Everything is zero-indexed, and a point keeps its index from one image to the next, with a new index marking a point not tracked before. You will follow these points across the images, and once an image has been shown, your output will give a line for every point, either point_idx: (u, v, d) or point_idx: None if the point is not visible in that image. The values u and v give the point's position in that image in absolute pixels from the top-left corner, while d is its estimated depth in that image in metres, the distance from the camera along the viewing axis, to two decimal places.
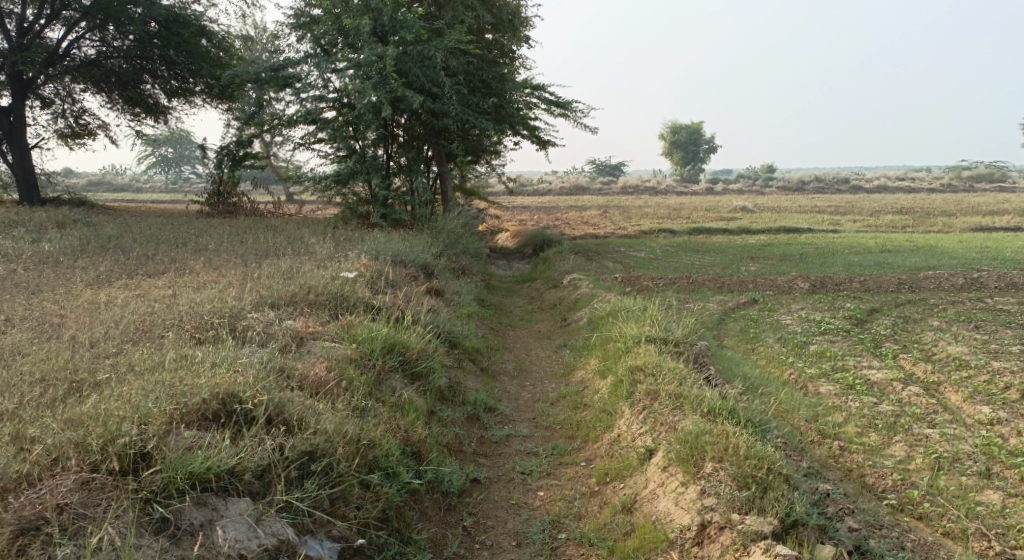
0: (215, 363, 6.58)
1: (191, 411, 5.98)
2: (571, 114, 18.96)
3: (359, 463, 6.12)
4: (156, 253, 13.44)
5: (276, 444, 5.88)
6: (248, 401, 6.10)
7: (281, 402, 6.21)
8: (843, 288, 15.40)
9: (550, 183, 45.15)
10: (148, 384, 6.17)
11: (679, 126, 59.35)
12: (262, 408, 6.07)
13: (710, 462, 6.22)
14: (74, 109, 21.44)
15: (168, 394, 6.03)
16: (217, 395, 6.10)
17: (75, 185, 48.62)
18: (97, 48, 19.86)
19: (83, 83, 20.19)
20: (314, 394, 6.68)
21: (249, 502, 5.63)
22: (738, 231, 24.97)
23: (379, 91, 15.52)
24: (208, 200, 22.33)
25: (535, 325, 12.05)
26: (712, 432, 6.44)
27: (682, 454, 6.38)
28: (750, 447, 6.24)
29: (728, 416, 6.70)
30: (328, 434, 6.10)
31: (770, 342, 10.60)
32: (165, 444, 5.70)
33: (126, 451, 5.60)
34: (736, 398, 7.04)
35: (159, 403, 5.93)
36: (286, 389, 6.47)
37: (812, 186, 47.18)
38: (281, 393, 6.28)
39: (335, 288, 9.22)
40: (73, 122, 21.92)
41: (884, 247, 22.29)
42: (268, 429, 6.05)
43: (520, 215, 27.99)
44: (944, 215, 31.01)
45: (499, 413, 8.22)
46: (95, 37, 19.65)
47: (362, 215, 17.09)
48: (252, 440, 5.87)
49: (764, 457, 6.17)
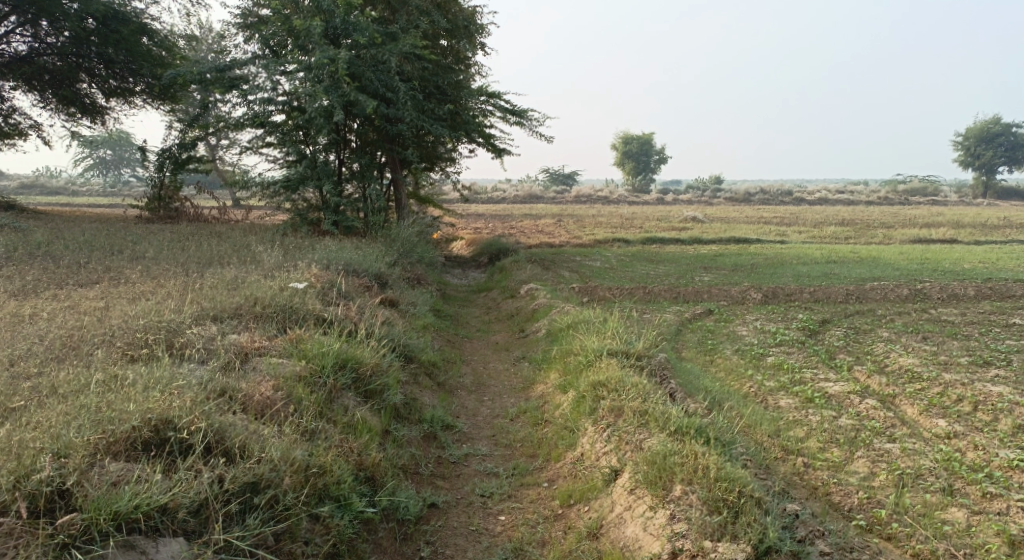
0: (150, 384, 6.20)
1: (119, 440, 5.60)
2: (525, 122, 18.79)
3: (308, 494, 5.82)
4: (92, 262, 12.87)
5: (214, 476, 5.54)
6: (184, 428, 5.73)
7: (221, 428, 5.86)
8: (794, 299, 15.48)
9: (500, 192, 44.93)
10: (73, 410, 5.77)
11: (630, 135, 59.76)
12: (199, 435, 5.71)
13: (679, 484, 6.08)
14: (4, 108, 20.60)
15: (93, 422, 5.65)
16: (150, 421, 5.72)
17: (9, 189, 46.96)
18: (30, 44, 19.11)
19: (15, 81, 19.42)
20: (257, 418, 6.39)
21: (182, 543, 5.29)
22: (689, 241, 25.07)
23: (331, 95, 15.18)
24: (149, 205, 21.65)
25: (491, 336, 11.80)
26: (681, 452, 6.30)
27: (650, 476, 6.23)
28: (721, 469, 6.10)
29: (697, 435, 6.56)
30: (273, 462, 5.77)
31: (727, 354, 10.51)
32: (87, 480, 5.33)
33: (42, 489, 5.22)
34: (702, 415, 6.90)
35: (82, 432, 5.55)
36: (228, 413, 6.12)
37: (758, 196, 47.82)
38: (222, 417, 5.92)
39: (283, 300, 8.88)
40: (2, 121, 21.06)
41: (831, 257, 22.57)
42: (206, 458, 5.70)
43: (471, 224, 27.72)
44: (885, 226, 31.64)
45: (457, 431, 7.97)
46: (27, 32, 18.95)
47: (312, 223, 16.69)
48: (187, 473, 5.52)
49: (736, 479, 6.05)
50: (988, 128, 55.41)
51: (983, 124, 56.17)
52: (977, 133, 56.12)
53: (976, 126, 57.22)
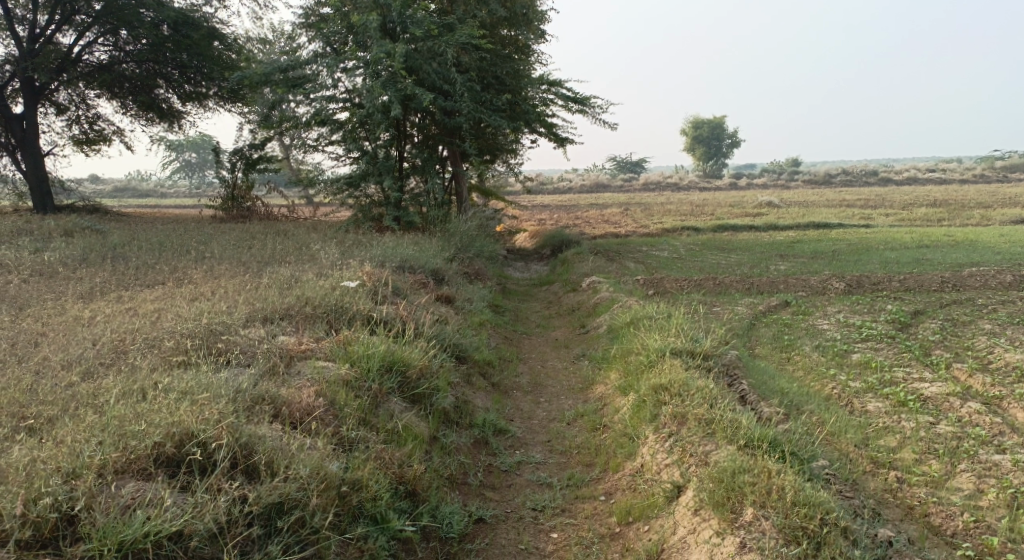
0: (185, 391, 5.93)
1: (140, 457, 5.37)
2: (589, 109, 18.17)
3: (337, 514, 5.52)
4: (157, 262, 12.83)
5: (235, 497, 5.26)
6: (208, 442, 5.46)
7: (250, 441, 5.57)
8: (881, 288, 14.51)
9: (570, 181, 44.14)
10: (96, 423, 5.55)
11: (703, 120, 58.30)
12: (223, 450, 5.42)
13: (750, 508, 5.50)
14: (89, 115, 20.90)
15: (114, 437, 5.41)
16: (174, 435, 5.46)
17: (98, 192, 48.53)
18: (110, 53, 19.27)
19: (97, 89, 19.66)
20: (294, 426, 6.01)
21: None
22: (765, 228, 24.04)
23: (389, 89, 14.85)
24: (223, 205, 21.78)
25: (553, 332, 11.28)
26: (753, 470, 5.69)
27: (717, 496, 5.65)
28: (798, 492, 5.49)
29: (771, 450, 5.91)
30: (300, 481, 5.46)
31: (807, 351, 9.76)
32: (96, 505, 5.08)
33: (49, 514, 5.00)
34: (777, 424, 6.24)
35: (102, 449, 5.33)
36: (259, 422, 5.82)
37: (840, 178, 45.94)
38: (250, 429, 5.62)
39: (333, 299, 8.52)
40: (88, 128, 21.43)
41: (922, 242, 21.30)
42: (230, 475, 5.42)
43: (539, 215, 27.21)
44: (980, 207, 29.86)
45: (510, 436, 7.48)
46: (108, 41, 19.09)
47: (375, 218, 16.41)
48: (207, 494, 5.24)
49: (817, 505, 5.43)
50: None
51: None
52: None
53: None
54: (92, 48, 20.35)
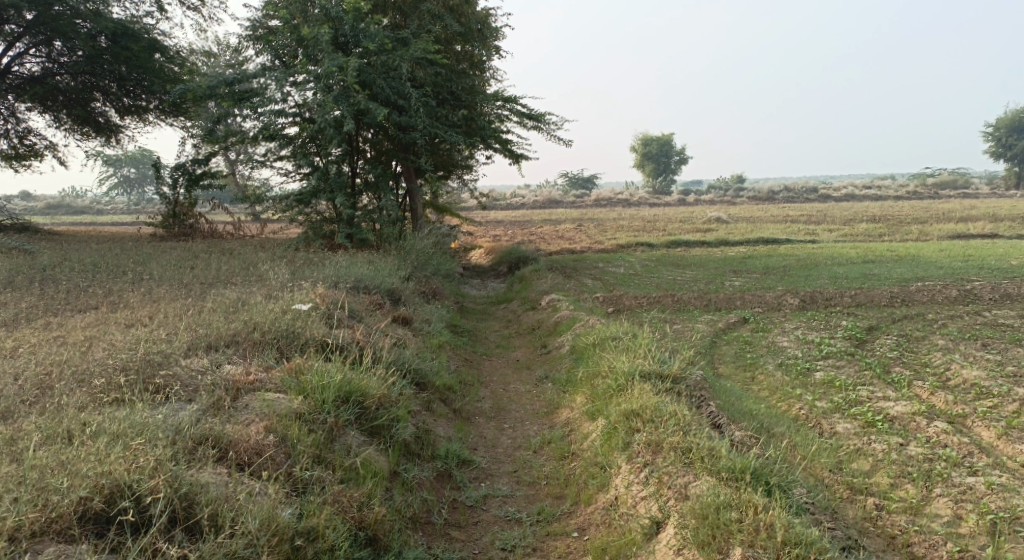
0: (118, 433, 5.53)
1: (64, 516, 4.98)
2: (543, 126, 17.98)
3: None
4: (93, 285, 12.23)
5: (174, 558, 4.91)
6: (143, 496, 5.11)
7: (191, 491, 5.22)
8: (834, 303, 14.54)
9: (520, 197, 43.98)
10: (15, 476, 5.12)
11: (651, 137, 58.81)
12: (159, 505, 5.07)
13: (738, 547, 5.32)
14: (19, 128, 20.06)
15: (33, 494, 5.01)
16: (103, 489, 5.10)
17: (32, 209, 46.90)
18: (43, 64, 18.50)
19: (29, 102, 18.89)
20: (240, 471, 5.67)
21: None
22: (716, 243, 24.12)
23: (342, 104, 14.50)
24: (164, 222, 21.08)
25: (512, 353, 10.98)
26: (737, 505, 5.53)
27: (702, 536, 5.46)
28: (790, 529, 5.35)
29: (754, 481, 5.75)
30: (248, 536, 5.12)
31: (770, 369, 9.62)
32: None
33: None
34: (755, 452, 6.08)
35: (18, 508, 4.92)
36: (201, 468, 5.46)
37: (783, 194, 46.65)
38: (191, 478, 5.28)
39: (283, 325, 8.14)
40: (18, 142, 20.58)
41: (868, 257, 21.56)
42: (167, 532, 5.07)
43: (490, 231, 26.94)
44: (919, 222, 30.50)
45: (474, 467, 7.19)
46: (41, 52, 18.37)
47: (325, 236, 15.99)
48: (142, 557, 4.89)
49: (808, 542, 5.29)
50: (1019, 118, 53.74)
51: (1014, 113, 54.44)
52: (1008, 124, 54.51)
53: (1007, 116, 55.51)
54: (24, 60, 19.55)
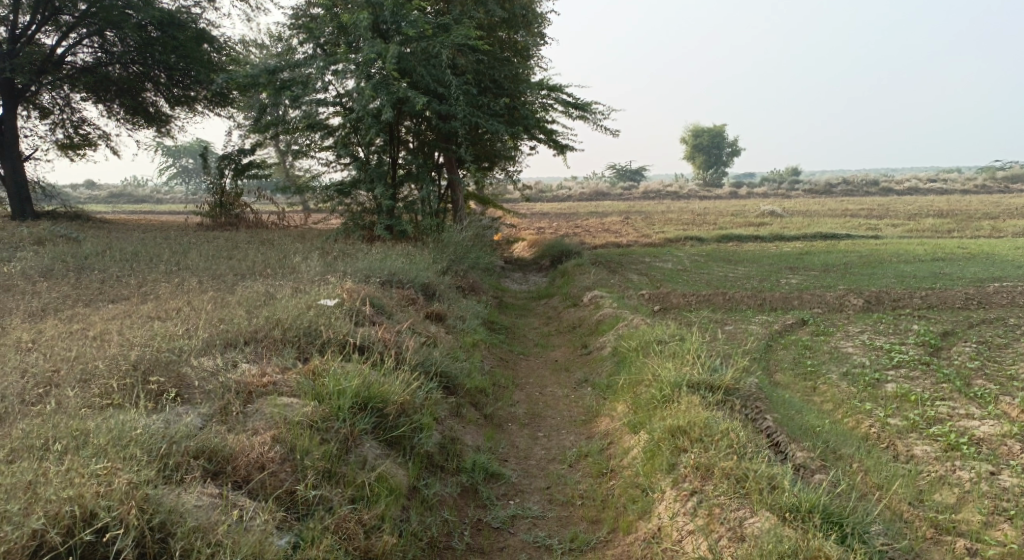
0: (102, 444, 5.10)
1: (20, 548, 4.55)
2: (590, 115, 17.23)
3: None
4: (127, 274, 11.85)
5: None
6: (110, 526, 4.69)
7: (168, 520, 4.82)
8: (902, 305, 13.56)
9: (569, 189, 43.09)
10: None
11: (703, 129, 57.35)
12: (126, 539, 4.65)
13: None
14: (73, 119, 19.92)
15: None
16: (68, 516, 4.68)
17: (93, 198, 47.62)
18: (95, 54, 18.27)
19: (82, 92, 18.67)
20: (233, 491, 5.26)
21: None
22: (771, 238, 23.08)
23: (381, 92, 13.94)
24: (210, 212, 20.80)
25: (552, 353, 10.29)
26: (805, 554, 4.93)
27: None
28: None
29: (822, 523, 5.14)
30: None
31: (834, 379, 8.77)
32: None
33: None
34: (820, 487, 5.41)
35: None
36: (185, 489, 5.05)
37: (841, 188, 45.00)
38: (171, 503, 4.87)
39: (305, 321, 7.57)
40: (72, 132, 20.44)
41: (936, 254, 20.35)
42: None
43: (536, 223, 26.24)
44: (988, 217, 28.99)
45: (504, 481, 6.55)
46: (94, 42, 18.11)
47: (366, 227, 15.44)
48: None
49: None
50: None
51: None
52: None
53: None
54: (77, 49, 19.35)
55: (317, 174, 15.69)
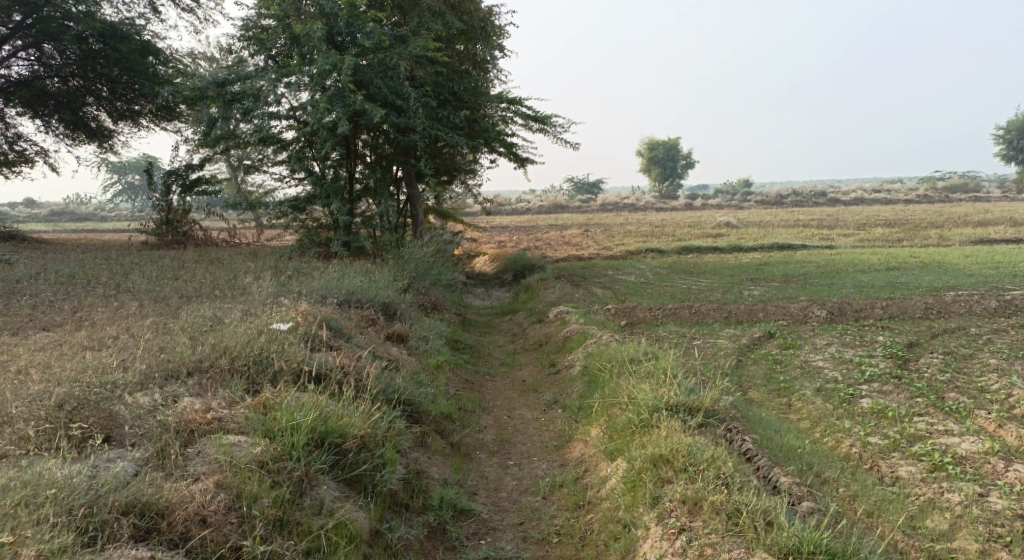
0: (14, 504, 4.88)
1: None
2: (550, 128, 16.95)
3: None
4: (65, 298, 11.23)
5: None
6: None
7: None
8: (866, 316, 13.46)
9: (524, 203, 42.69)
10: None
11: (656, 141, 57.60)
12: None
13: None
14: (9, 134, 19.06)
15: None
16: None
17: (34, 216, 45.98)
18: (32, 67, 17.53)
19: (19, 107, 17.88)
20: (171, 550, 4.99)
21: None
22: (729, 249, 23.02)
23: (336, 105, 13.50)
24: (157, 230, 20.03)
25: (518, 372, 9.92)
26: None
27: None
28: None
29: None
30: None
31: (809, 395, 8.53)
32: None
33: None
34: (816, 524, 5.35)
35: None
36: (107, 553, 4.79)
37: (791, 198, 45.44)
38: None
39: (256, 348, 7.09)
40: (9, 149, 19.58)
41: (891, 263, 20.45)
42: None
43: (494, 237, 25.85)
44: (936, 226, 29.42)
45: (474, 518, 6.30)
46: (31, 55, 17.37)
47: (322, 244, 14.93)
48: None
49: None
50: None
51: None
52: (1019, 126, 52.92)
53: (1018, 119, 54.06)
54: (13, 62, 18.54)
55: (270, 190, 15.13)
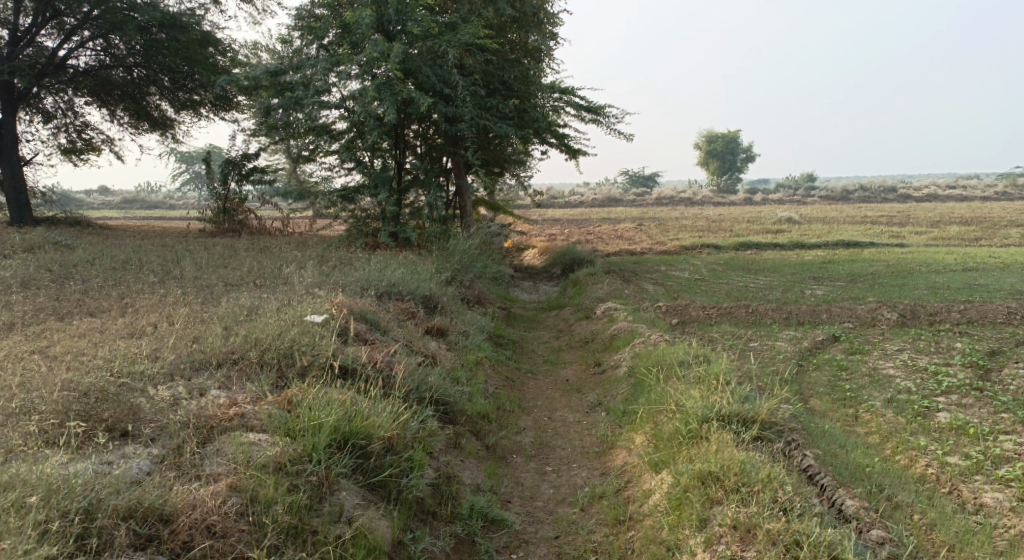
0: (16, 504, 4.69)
1: None
2: (603, 119, 16.35)
3: None
4: (113, 283, 11.07)
5: None
6: None
7: None
8: (940, 320, 12.56)
9: (581, 196, 41.93)
10: None
11: (715, 135, 56.16)
12: None
13: None
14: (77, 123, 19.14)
15: None
16: None
17: (104, 203, 47.01)
18: (99, 57, 17.43)
19: (85, 96, 17.85)
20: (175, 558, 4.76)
21: None
22: (792, 246, 22.06)
23: (384, 94, 13.11)
24: (213, 218, 19.92)
25: (562, 371, 9.40)
26: None
27: None
28: None
29: None
30: None
31: (878, 406, 7.83)
32: None
33: None
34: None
35: None
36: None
37: (858, 195, 43.83)
38: None
39: (287, 340, 6.71)
40: (75, 137, 19.67)
41: (967, 264, 19.28)
42: None
43: (547, 229, 25.29)
44: (1014, 225, 27.88)
45: (506, 530, 5.88)
46: (97, 45, 17.30)
47: (370, 234, 14.59)
48: None
49: None
50: None
51: None
52: None
53: None
54: (79, 52, 18.52)
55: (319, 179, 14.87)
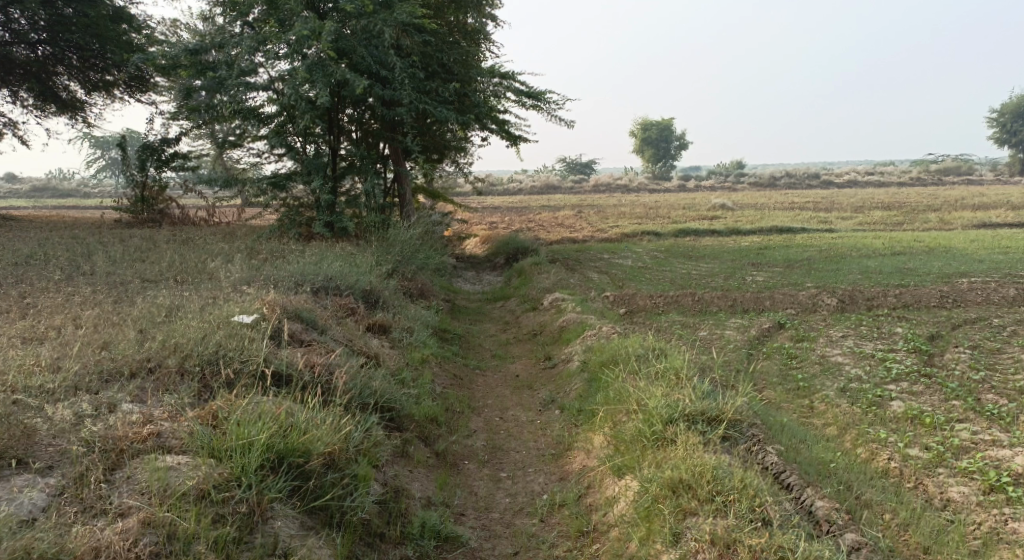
0: None
1: None
2: (544, 105, 16.01)
3: None
4: (19, 280, 10.26)
5: None
6: None
7: None
8: (879, 305, 12.61)
9: (515, 183, 41.55)
10: None
11: (650, 122, 56.56)
12: None
13: None
14: None
15: None
16: None
17: (15, 192, 44.77)
18: None
19: None
20: None
21: None
22: (727, 232, 22.15)
23: (316, 76, 12.53)
24: (131, 207, 18.90)
25: (511, 366, 9.05)
26: None
27: None
28: None
29: None
30: None
31: (833, 397, 7.70)
32: None
33: None
34: None
35: None
36: None
37: (784, 181, 44.54)
38: None
39: (211, 346, 6.20)
40: None
41: (896, 248, 19.61)
42: None
43: (484, 218, 24.87)
44: (934, 209, 28.61)
45: (461, 547, 5.55)
46: None
47: (303, 225, 13.97)
48: None
49: None
50: (1023, 104, 51.08)
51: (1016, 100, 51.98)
52: (1012, 110, 51.75)
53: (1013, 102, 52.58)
54: None
55: (249, 166, 14.14)
